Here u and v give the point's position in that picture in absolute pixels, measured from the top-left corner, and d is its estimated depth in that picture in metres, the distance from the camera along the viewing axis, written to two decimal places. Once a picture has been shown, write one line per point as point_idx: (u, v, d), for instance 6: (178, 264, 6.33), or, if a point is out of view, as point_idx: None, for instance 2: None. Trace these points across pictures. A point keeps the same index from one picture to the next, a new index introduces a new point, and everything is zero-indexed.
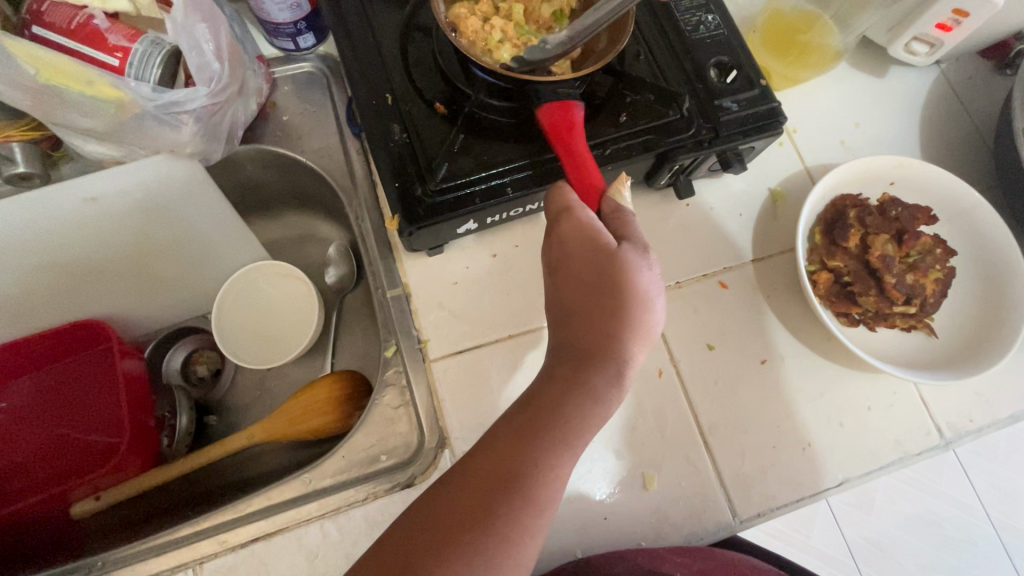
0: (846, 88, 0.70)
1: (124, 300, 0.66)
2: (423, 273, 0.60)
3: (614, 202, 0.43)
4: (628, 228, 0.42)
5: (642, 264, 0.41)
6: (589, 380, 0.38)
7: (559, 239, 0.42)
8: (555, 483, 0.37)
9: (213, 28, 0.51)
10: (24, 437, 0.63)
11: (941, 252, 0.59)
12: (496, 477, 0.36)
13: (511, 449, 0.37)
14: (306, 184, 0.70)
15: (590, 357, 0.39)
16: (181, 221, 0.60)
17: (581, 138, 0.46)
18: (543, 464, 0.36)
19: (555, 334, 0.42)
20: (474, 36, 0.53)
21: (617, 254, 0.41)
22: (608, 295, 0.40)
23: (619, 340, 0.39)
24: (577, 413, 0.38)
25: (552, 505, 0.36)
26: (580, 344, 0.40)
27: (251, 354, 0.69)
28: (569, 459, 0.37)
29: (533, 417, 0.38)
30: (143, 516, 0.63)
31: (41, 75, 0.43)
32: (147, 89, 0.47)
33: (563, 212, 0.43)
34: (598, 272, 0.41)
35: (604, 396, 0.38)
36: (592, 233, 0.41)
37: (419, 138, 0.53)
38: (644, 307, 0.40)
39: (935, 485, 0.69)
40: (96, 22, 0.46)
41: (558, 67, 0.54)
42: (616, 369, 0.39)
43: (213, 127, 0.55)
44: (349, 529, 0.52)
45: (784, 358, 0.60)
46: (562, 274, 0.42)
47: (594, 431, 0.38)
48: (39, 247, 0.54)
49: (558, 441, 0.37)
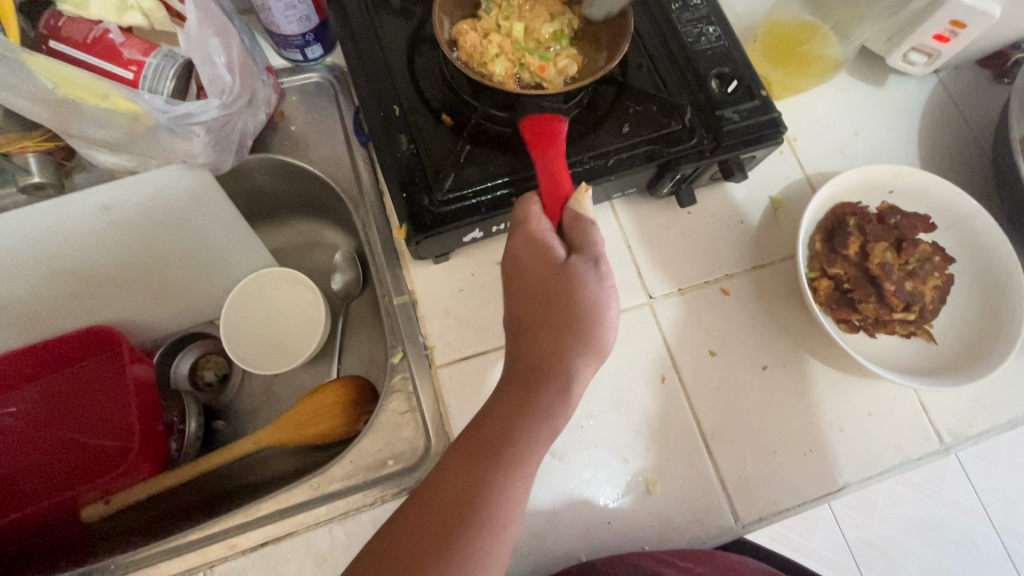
0: (846, 96, 0.71)
1: (134, 306, 0.67)
2: (429, 280, 0.61)
3: (574, 210, 0.44)
4: (584, 237, 0.43)
5: (592, 276, 0.43)
6: (539, 396, 0.40)
7: (511, 254, 0.44)
8: (511, 502, 0.38)
9: (225, 42, 0.52)
10: (36, 441, 0.64)
11: (939, 259, 0.60)
12: (454, 500, 0.38)
13: (467, 470, 0.39)
14: (313, 192, 0.71)
15: (539, 373, 0.41)
16: (191, 229, 0.61)
17: (559, 148, 0.48)
18: (496, 485, 0.38)
19: (508, 348, 0.44)
20: (472, 51, 0.54)
21: (566, 267, 0.43)
22: (556, 310, 0.42)
23: (566, 355, 0.41)
24: (528, 431, 0.40)
25: (509, 525, 0.38)
26: (530, 359, 0.42)
27: (259, 360, 0.70)
28: (523, 477, 0.39)
29: (486, 436, 0.40)
30: (137, 529, 0.63)
31: (59, 89, 0.44)
32: (161, 101, 0.48)
33: (517, 226, 0.45)
34: (547, 286, 0.43)
35: (553, 412, 0.40)
36: (544, 248, 0.43)
37: (425, 149, 0.54)
38: (592, 321, 0.42)
39: (934, 488, 0.72)
40: (111, 37, 0.47)
41: (550, 83, 0.55)
42: (564, 384, 0.41)
43: (223, 137, 0.57)
44: (357, 532, 0.53)
45: (785, 364, 0.61)
46: (514, 289, 0.45)
47: (545, 448, 0.40)
48: (54, 254, 0.56)
49: (511, 459, 0.39)
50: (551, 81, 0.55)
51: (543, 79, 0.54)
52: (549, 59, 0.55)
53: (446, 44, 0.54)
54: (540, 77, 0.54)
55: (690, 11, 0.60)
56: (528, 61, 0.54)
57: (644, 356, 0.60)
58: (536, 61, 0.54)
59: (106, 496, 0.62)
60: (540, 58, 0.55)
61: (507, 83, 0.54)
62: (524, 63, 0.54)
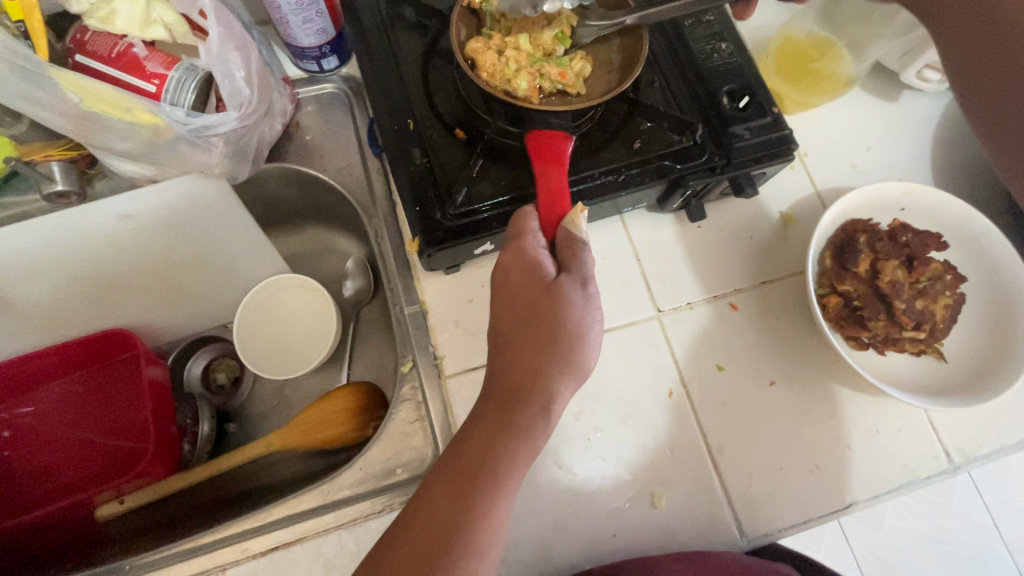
0: (859, 112, 0.71)
1: (150, 310, 0.68)
2: (439, 291, 0.62)
3: (566, 229, 0.45)
4: (574, 257, 0.45)
5: (579, 295, 0.44)
6: (520, 417, 0.41)
7: (502, 269, 0.45)
8: (493, 526, 0.39)
9: (244, 55, 0.53)
10: (53, 440, 0.66)
11: (951, 278, 0.60)
12: (435, 525, 0.38)
13: (450, 494, 0.39)
14: (326, 200, 0.72)
15: (521, 393, 0.42)
16: (208, 236, 0.63)
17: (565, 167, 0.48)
18: (479, 508, 0.39)
19: (493, 366, 0.45)
20: (491, 68, 0.54)
21: (554, 286, 0.44)
22: (540, 329, 0.43)
23: (547, 374, 0.42)
24: (509, 452, 0.40)
25: (491, 549, 0.38)
26: (512, 379, 0.43)
27: (270, 364, 0.71)
28: (504, 500, 0.40)
29: (470, 458, 0.40)
30: (136, 532, 0.64)
31: (85, 103, 0.45)
32: (181, 113, 0.49)
33: (510, 241, 0.46)
34: (534, 305, 0.44)
35: (533, 430, 0.41)
36: (534, 266, 0.44)
37: (439, 162, 0.54)
38: (575, 342, 0.43)
39: (944, 502, 0.66)
40: (135, 50, 0.49)
41: (573, 87, 0.56)
42: (546, 404, 0.42)
43: (241, 148, 0.58)
44: (365, 540, 0.53)
45: (792, 380, 0.61)
46: (502, 307, 0.46)
47: (525, 469, 0.41)
48: (76, 260, 0.57)
49: (494, 483, 0.39)
50: (574, 85, 0.56)
51: (566, 85, 0.55)
52: (565, 63, 0.56)
53: (466, 66, 0.53)
54: (562, 82, 0.55)
55: (702, 27, 0.61)
56: (548, 70, 0.55)
57: (650, 369, 0.60)
58: (555, 68, 0.55)
59: (121, 495, 0.62)
60: (557, 65, 0.55)
61: (533, 95, 0.54)
62: (544, 73, 0.55)
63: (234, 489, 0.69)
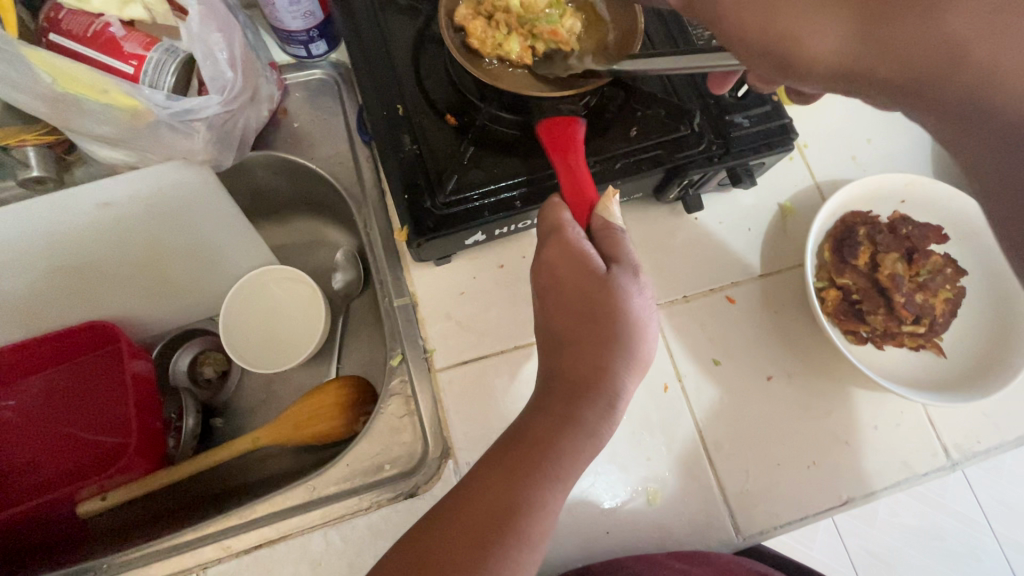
0: (858, 103, 0.70)
1: (133, 303, 0.67)
2: (430, 283, 0.60)
3: (603, 217, 0.44)
4: (620, 248, 0.43)
5: (633, 287, 0.42)
6: (583, 413, 0.39)
7: (548, 263, 0.43)
8: (547, 518, 0.38)
9: (228, 37, 0.51)
10: (31, 435, 0.64)
11: (952, 271, 0.59)
12: (489, 516, 0.37)
13: (505, 487, 0.38)
14: (315, 191, 0.70)
15: (584, 389, 0.40)
16: (191, 226, 0.61)
17: (580, 153, 0.47)
18: (534, 502, 0.37)
19: (545, 360, 0.43)
20: (482, 36, 0.53)
21: (608, 279, 0.42)
22: (601, 324, 0.41)
23: (613, 371, 0.40)
24: (571, 449, 0.39)
25: (543, 541, 0.37)
26: (573, 374, 0.40)
27: (256, 358, 0.69)
28: (560, 494, 0.38)
29: (525, 451, 0.39)
30: (129, 526, 0.63)
31: (58, 84, 0.43)
32: (161, 96, 0.47)
33: (551, 235, 0.43)
34: (589, 299, 0.41)
35: (597, 427, 0.39)
36: (585, 259, 0.42)
37: (429, 149, 0.53)
38: (637, 337, 0.41)
39: (939, 498, 0.66)
40: (112, 30, 0.47)
41: (566, 44, 0.54)
42: (609, 401, 0.40)
43: (225, 135, 0.56)
44: (352, 538, 0.52)
45: (790, 374, 0.60)
46: (552, 299, 0.43)
47: (586, 464, 0.39)
48: (52, 251, 0.55)
49: (550, 478, 0.38)
50: (567, 43, 0.54)
51: (559, 43, 0.54)
52: (556, 21, 0.54)
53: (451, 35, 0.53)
54: (554, 41, 0.54)
55: None
56: (540, 30, 0.54)
57: None
58: (547, 27, 0.54)
59: (103, 491, 0.61)
60: (549, 23, 0.54)
61: (526, 58, 0.54)
62: (537, 33, 0.54)
63: (239, 479, 0.68)
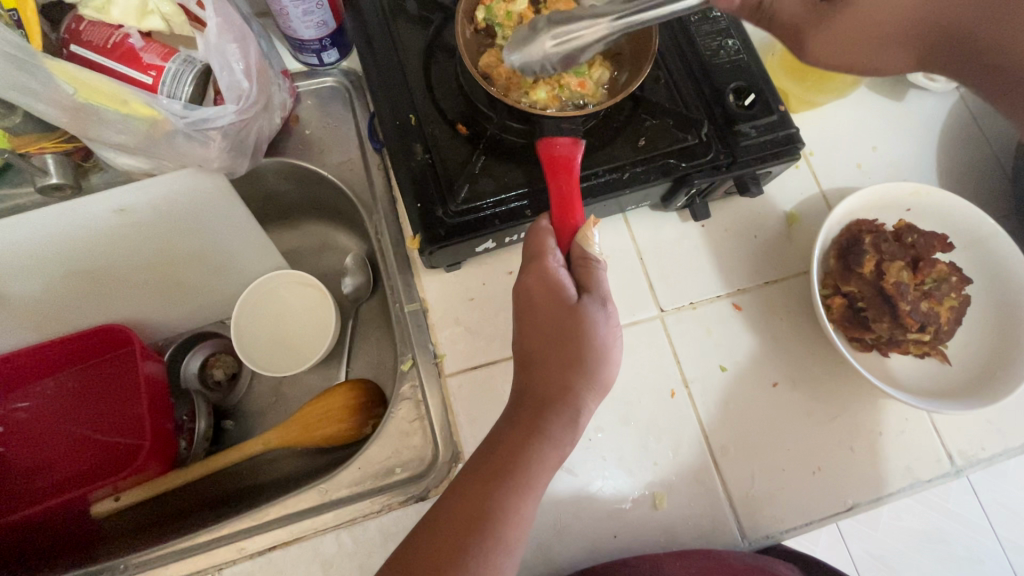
0: (864, 112, 0.70)
1: (146, 306, 0.67)
2: (440, 288, 0.61)
3: (581, 247, 0.45)
4: (592, 278, 0.44)
5: (600, 315, 0.44)
6: (549, 425, 0.41)
7: (525, 290, 0.44)
8: (519, 524, 0.39)
9: (244, 48, 0.52)
10: (47, 435, 0.65)
11: (957, 279, 0.59)
12: (466, 520, 0.38)
13: (481, 493, 0.39)
14: (326, 196, 0.71)
15: (550, 404, 0.42)
16: (205, 231, 0.62)
17: (575, 177, 0.48)
18: (508, 507, 0.38)
19: (519, 378, 0.44)
20: (507, 81, 0.54)
21: (577, 307, 0.43)
22: (568, 346, 0.42)
23: (577, 389, 0.42)
24: (539, 458, 0.40)
25: (517, 547, 0.38)
26: (543, 390, 0.42)
27: (270, 362, 0.70)
28: (530, 502, 0.40)
29: (499, 461, 0.40)
30: (127, 530, 0.63)
31: (80, 94, 0.44)
32: (178, 106, 0.48)
33: (530, 262, 0.45)
34: (558, 323, 0.43)
35: (562, 439, 0.41)
36: (555, 287, 0.43)
37: (441, 159, 0.54)
38: (601, 359, 0.43)
39: (943, 503, 0.66)
40: (131, 41, 0.48)
41: (591, 97, 0.55)
42: (573, 415, 0.41)
43: (239, 142, 0.57)
44: (363, 540, 0.53)
45: (795, 381, 0.60)
46: (526, 323, 0.44)
47: (553, 474, 0.41)
48: (69, 255, 0.56)
49: (522, 486, 0.39)
50: (592, 96, 0.55)
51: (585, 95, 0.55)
52: (584, 72, 0.55)
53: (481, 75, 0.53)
54: (581, 93, 0.55)
55: (708, 23, 0.60)
56: (567, 81, 0.55)
57: (653, 369, 0.60)
58: (574, 79, 0.55)
59: (116, 492, 0.62)
60: (577, 74, 0.55)
61: (551, 106, 0.54)
62: (564, 84, 0.55)
63: (233, 485, 0.68)
